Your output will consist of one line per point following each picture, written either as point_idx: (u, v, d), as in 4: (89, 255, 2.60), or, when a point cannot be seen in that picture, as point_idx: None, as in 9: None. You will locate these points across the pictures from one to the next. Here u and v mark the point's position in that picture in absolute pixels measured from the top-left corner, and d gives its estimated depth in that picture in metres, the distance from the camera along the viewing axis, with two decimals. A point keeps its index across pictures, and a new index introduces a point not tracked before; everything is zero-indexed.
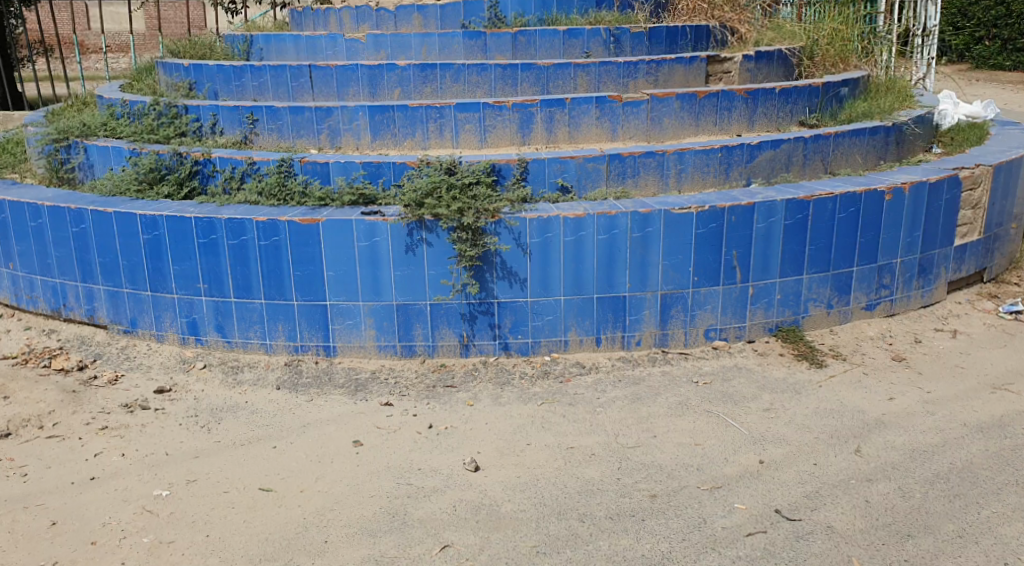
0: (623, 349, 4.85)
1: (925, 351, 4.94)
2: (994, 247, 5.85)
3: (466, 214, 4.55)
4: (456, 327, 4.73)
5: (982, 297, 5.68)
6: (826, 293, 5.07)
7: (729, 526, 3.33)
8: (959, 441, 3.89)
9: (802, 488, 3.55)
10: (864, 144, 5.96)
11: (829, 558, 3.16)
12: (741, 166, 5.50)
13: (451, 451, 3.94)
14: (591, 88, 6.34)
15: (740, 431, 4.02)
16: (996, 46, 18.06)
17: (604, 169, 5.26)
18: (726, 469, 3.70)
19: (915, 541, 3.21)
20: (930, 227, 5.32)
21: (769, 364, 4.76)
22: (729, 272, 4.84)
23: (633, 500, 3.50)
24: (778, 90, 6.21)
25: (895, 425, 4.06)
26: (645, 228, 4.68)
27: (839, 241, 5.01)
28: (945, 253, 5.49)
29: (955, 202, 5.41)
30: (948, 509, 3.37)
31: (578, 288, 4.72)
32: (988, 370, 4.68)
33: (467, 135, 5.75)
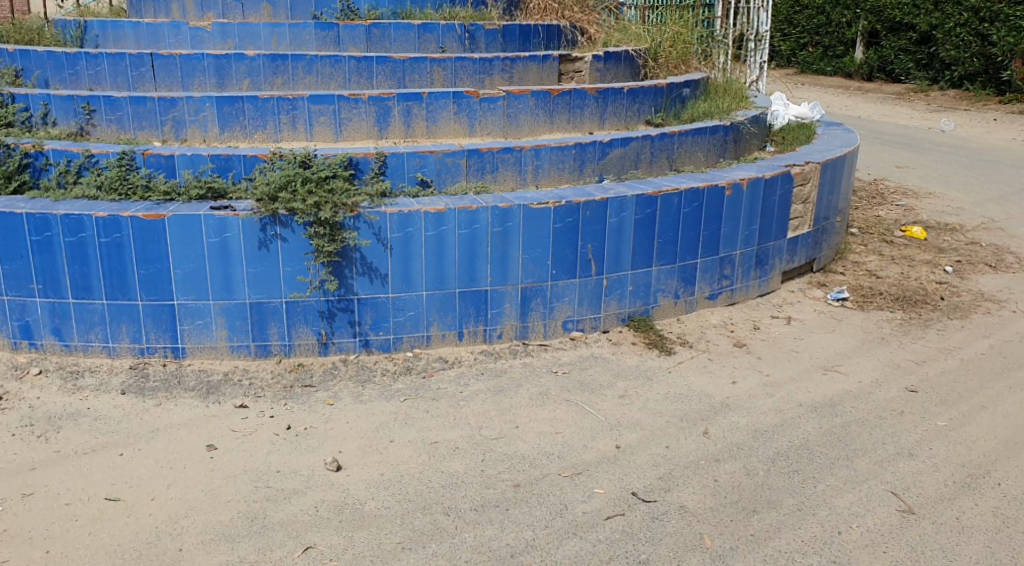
0: (485, 342, 4.91)
1: (763, 337, 5.25)
2: (822, 239, 6.29)
3: (322, 208, 4.46)
4: (314, 325, 4.65)
5: (813, 285, 6.09)
6: (674, 284, 5.31)
7: (589, 511, 3.42)
8: (796, 421, 4.15)
9: (656, 470, 3.70)
10: (706, 142, 6.26)
11: (682, 536, 3.29)
12: (594, 163, 5.67)
13: (311, 451, 3.87)
14: (447, 84, 6.43)
15: (598, 418, 4.15)
16: (819, 52, 19.52)
17: (463, 164, 5.30)
18: (585, 455, 3.82)
19: (759, 516, 3.38)
20: (766, 221, 5.66)
21: (622, 353, 4.93)
22: (585, 264, 4.97)
23: (497, 491, 3.55)
24: (627, 90, 6.42)
25: (739, 407, 4.29)
26: (505, 223, 4.75)
27: (684, 234, 5.24)
28: (780, 245, 5.85)
29: (788, 197, 5.77)
30: (788, 485, 3.58)
31: (440, 283, 4.73)
32: (819, 353, 5.02)
33: (322, 128, 5.66)
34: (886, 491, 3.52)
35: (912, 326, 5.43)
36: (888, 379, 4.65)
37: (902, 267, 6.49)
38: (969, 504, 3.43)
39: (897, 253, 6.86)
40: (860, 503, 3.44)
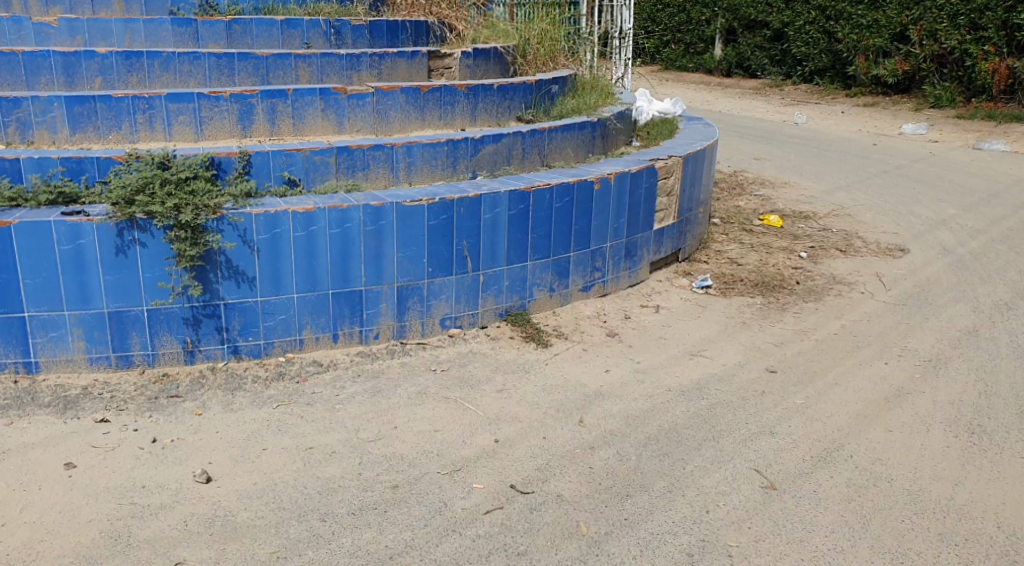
0: (361, 343, 4.86)
1: (634, 326, 5.39)
2: (687, 230, 6.51)
3: (184, 210, 4.30)
4: (179, 332, 4.48)
5: (679, 274, 6.30)
6: (548, 278, 5.39)
7: (468, 507, 3.42)
8: (666, 406, 4.28)
9: (534, 462, 3.74)
10: (575, 138, 6.37)
11: (560, 525, 3.31)
12: (467, 159, 5.69)
13: (179, 464, 3.73)
14: (313, 80, 6.32)
15: (476, 414, 4.17)
16: (681, 49, 20.22)
17: (333, 162, 5.21)
18: (463, 451, 3.82)
19: (633, 500, 3.45)
20: (633, 214, 5.81)
21: (500, 348, 4.97)
22: (461, 261, 4.98)
23: (375, 493, 3.50)
24: (497, 87, 6.46)
25: (612, 395, 4.40)
26: (378, 221, 4.70)
27: (556, 229, 5.33)
28: (647, 237, 6.02)
29: (653, 190, 5.94)
30: (660, 468, 3.69)
31: (312, 285, 4.65)
32: (687, 339, 5.19)
33: (183, 128, 5.46)
34: (750, 469, 3.67)
35: (771, 310, 5.68)
36: (749, 361, 4.86)
37: (761, 254, 6.80)
38: (825, 476, 3.60)
39: (756, 241, 7.18)
40: (726, 483, 3.56)
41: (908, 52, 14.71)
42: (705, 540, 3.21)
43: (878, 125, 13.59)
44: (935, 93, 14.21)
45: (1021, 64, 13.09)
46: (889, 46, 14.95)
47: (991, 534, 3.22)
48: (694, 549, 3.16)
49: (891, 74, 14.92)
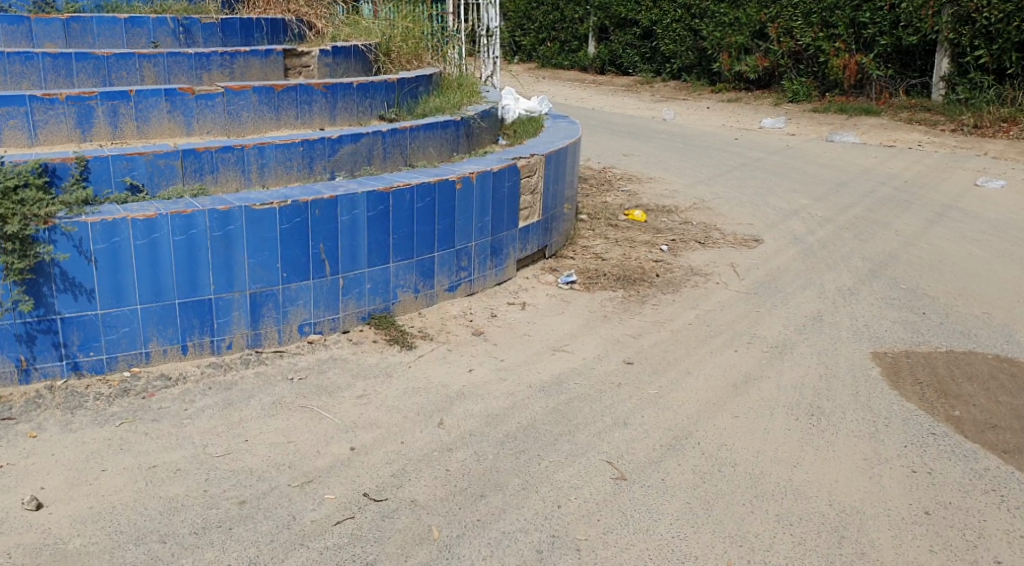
0: (213, 354, 4.68)
1: (500, 324, 5.39)
2: (552, 226, 6.56)
3: (10, 220, 4.04)
4: (11, 350, 4.22)
5: (545, 271, 6.35)
6: (412, 279, 5.33)
7: (318, 519, 3.33)
8: (526, 402, 4.30)
9: (389, 467, 3.67)
10: (438, 137, 6.32)
11: (412, 531, 3.27)
12: (324, 160, 5.57)
13: (7, 491, 3.51)
14: (160, 81, 6.05)
15: (333, 421, 4.07)
16: (556, 46, 20.58)
17: (179, 165, 5.01)
18: (317, 461, 3.72)
19: (487, 500, 3.44)
20: (497, 213, 5.82)
21: (362, 352, 4.88)
22: (317, 265, 4.86)
23: (220, 510, 3.37)
24: (356, 86, 6.34)
25: (473, 395, 4.38)
26: (226, 227, 4.53)
27: (417, 229, 5.27)
28: (512, 234, 6.04)
29: (516, 188, 5.95)
30: (516, 466, 3.69)
31: (158, 295, 4.44)
32: (550, 335, 5.23)
33: (14, 133, 5.14)
34: (603, 461, 3.72)
35: (632, 302, 5.79)
36: (608, 354, 4.93)
37: (625, 248, 6.93)
38: (674, 465, 3.69)
39: (621, 236, 7.31)
40: (578, 476, 3.60)
41: (767, 48, 15.28)
42: (555, 536, 3.22)
43: (740, 119, 14.09)
44: (793, 87, 14.79)
45: (867, 60, 13.67)
46: (750, 43, 15.52)
47: (824, 512, 3.35)
48: (543, 545, 3.17)
49: (753, 70, 15.50)
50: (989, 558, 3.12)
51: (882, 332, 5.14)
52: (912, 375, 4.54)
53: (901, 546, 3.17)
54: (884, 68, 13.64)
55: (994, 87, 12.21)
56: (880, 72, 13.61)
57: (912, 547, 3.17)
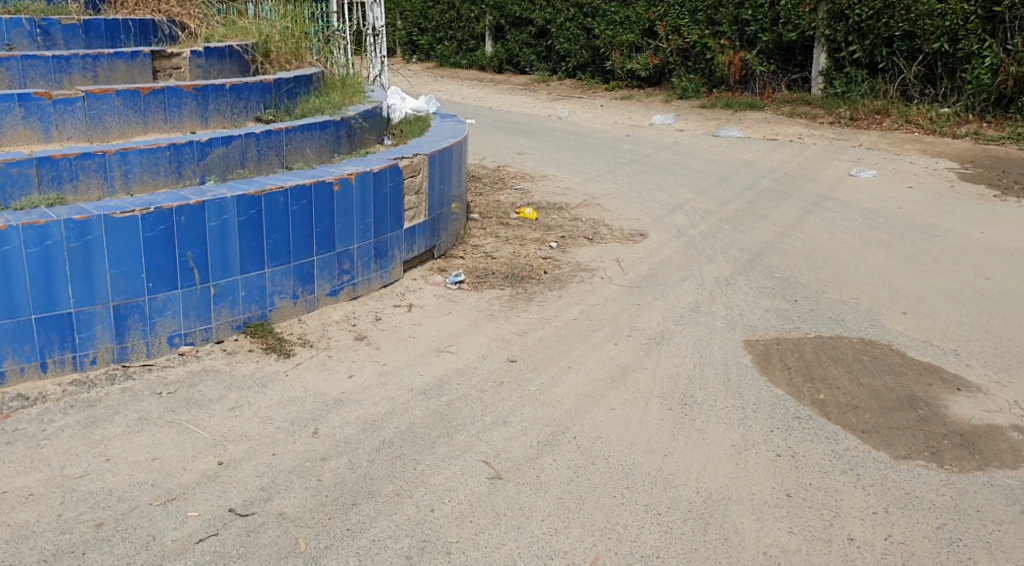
0: (75, 371, 4.46)
1: (383, 328, 5.30)
2: (439, 226, 6.49)
3: None
4: None
5: (433, 271, 6.28)
6: (290, 285, 5.19)
7: (179, 538, 3.20)
8: (405, 406, 4.23)
9: (258, 480, 3.56)
10: (317, 138, 6.18)
11: (278, 545, 3.17)
12: (194, 164, 5.38)
13: None
14: (15, 85, 5.77)
15: (203, 436, 3.92)
16: (454, 46, 20.57)
17: (34, 174, 4.77)
18: (182, 478, 3.58)
19: (358, 509, 3.37)
20: (379, 215, 5.71)
21: (237, 363, 4.72)
22: (186, 273, 4.68)
23: (74, 535, 3.21)
24: (229, 87, 6.16)
25: (351, 401, 4.29)
26: (84, 236, 4.32)
27: (294, 233, 5.13)
28: (397, 235, 5.94)
29: (399, 189, 5.86)
30: (390, 471, 3.62)
31: (12, 311, 4.20)
32: (435, 337, 5.17)
33: None
34: (478, 462, 3.70)
35: (518, 300, 5.78)
36: (492, 353, 4.91)
37: (514, 247, 6.92)
38: (549, 461, 3.73)
39: (511, 234, 7.30)
40: (454, 479, 3.56)
41: (656, 46, 15.58)
42: (425, 541, 3.18)
43: (632, 116, 14.31)
44: (682, 85, 15.02)
45: (751, 56, 14.02)
46: (641, 41, 15.76)
47: (690, 500, 3.44)
48: (413, 551, 3.12)
49: (644, 68, 15.75)
50: (843, 536, 3.25)
51: (755, 320, 5.29)
52: (781, 361, 4.69)
53: (762, 528, 3.27)
54: (767, 64, 14.00)
55: (867, 81, 12.62)
56: (763, 67, 13.97)
57: (772, 529, 3.27)
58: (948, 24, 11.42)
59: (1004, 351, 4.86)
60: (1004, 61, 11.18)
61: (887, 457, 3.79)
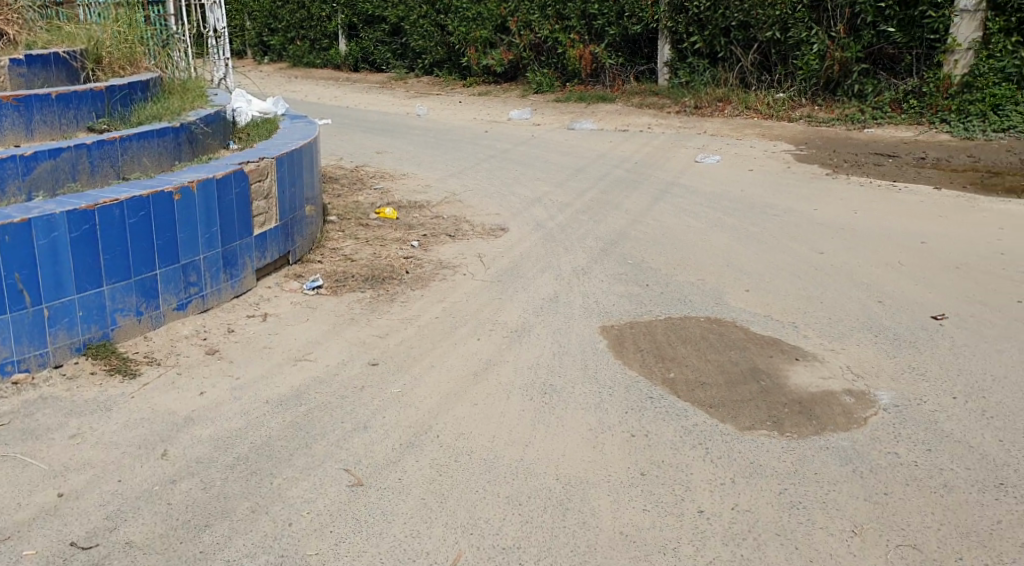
0: None
1: (236, 340, 5.14)
2: (293, 231, 6.32)
3: None
4: None
5: (289, 278, 6.12)
6: (133, 302, 4.95)
7: None
8: (261, 419, 4.11)
9: (102, 510, 3.38)
10: (155, 147, 5.91)
11: None
12: (18, 180, 5.07)
13: None
14: None
15: (41, 467, 3.69)
16: (307, 45, 20.16)
17: None
18: (17, 515, 3.36)
19: (211, 530, 3.26)
20: (226, 222, 5.50)
21: (78, 388, 4.47)
22: (15, 296, 4.39)
23: None
24: (54, 97, 5.84)
25: (204, 418, 4.13)
26: None
27: (133, 246, 4.89)
28: (247, 243, 5.74)
29: (246, 195, 5.66)
30: (246, 488, 3.52)
31: None
32: (291, 345, 5.05)
33: None
34: (338, 469, 3.65)
35: (378, 302, 5.71)
36: (352, 358, 4.83)
37: (373, 248, 6.83)
38: (411, 462, 3.72)
39: (370, 235, 7.20)
40: (312, 489, 3.51)
41: (509, 42, 15.72)
42: (283, 556, 3.12)
43: (490, 111, 14.38)
44: (537, 79, 15.14)
45: (600, 50, 14.32)
46: (494, 37, 15.88)
47: (550, 487, 3.55)
48: None
49: (499, 64, 15.82)
50: (693, 510, 3.43)
51: (611, 306, 5.41)
52: (635, 344, 4.82)
53: (618, 510, 3.41)
54: (616, 57, 14.33)
55: (708, 70, 13.14)
56: (612, 60, 14.29)
57: (628, 509, 3.42)
58: (778, 13, 12.03)
59: (837, 321, 5.16)
60: (829, 48, 11.79)
61: (734, 428, 3.98)
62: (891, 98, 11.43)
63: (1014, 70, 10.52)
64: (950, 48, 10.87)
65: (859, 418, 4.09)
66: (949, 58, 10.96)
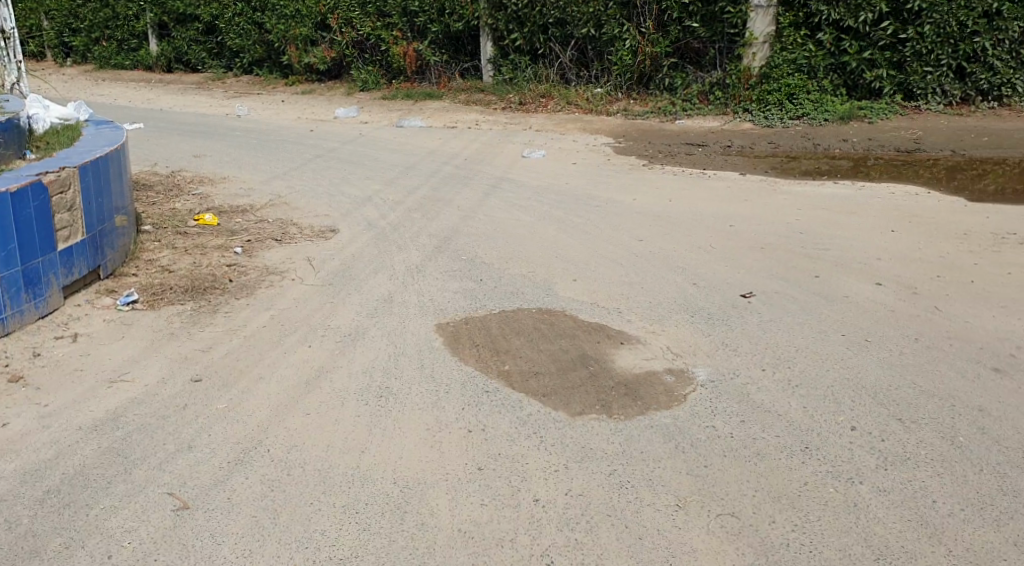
0: None
1: (44, 364, 4.80)
2: (103, 243, 5.95)
3: None
4: None
5: (100, 294, 5.77)
6: None
7: None
8: (74, 447, 3.86)
9: None
10: None
11: None
12: None
13: None
14: None
15: None
16: (113, 46, 19.11)
17: None
18: None
19: None
20: (26, 239, 5.10)
21: None
22: None
23: None
24: None
25: (9, 451, 3.84)
26: None
27: None
28: (50, 260, 5.35)
29: (46, 208, 5.26)
30: (58, 524, 3.32)
31: None
32: (106, 366, 4.76)
33: None
34: (162, 494, 3.50)
35: (201, 314, 5.47)
36: (174, 374, 4.61)
37: (193, 257, 6.54)
38: (240, 480, 3.60)
39: (190, 244, 6.89)
40: (133, 518, 3.35)
41: (331, 39, 15.42)
42: None
43: (314, 110, 14.06)
44: (362, 77, 14.94)
45: (423, 47, 14.27)
46: (315, 34, 15.57)
47: (388, 492, 3.53)
48: None
49: (321, 61, 15.47)
50: (530, 499, 3.49)
51: (445, 303, 5.42)
52: (470, 340, 4.85)
53: (455, 507, 3.43)
54: (439, 54, 14.34)
55: (530, 67, 13.38)
56: (436, 57, 14.29)
57: (465, 506, 3.45)
58: (591, 11, 12.45)
59: (657, 304, 5.38)
60: (640, 43, 12.29)
61: (566, 415, 4.08)
62: (698, 91, 12.01)
63: (804, 62, 11.37)
64: (748, 41, 11.48)
65: (679, 396, 4.29)
66: (747, 51, 11.57)
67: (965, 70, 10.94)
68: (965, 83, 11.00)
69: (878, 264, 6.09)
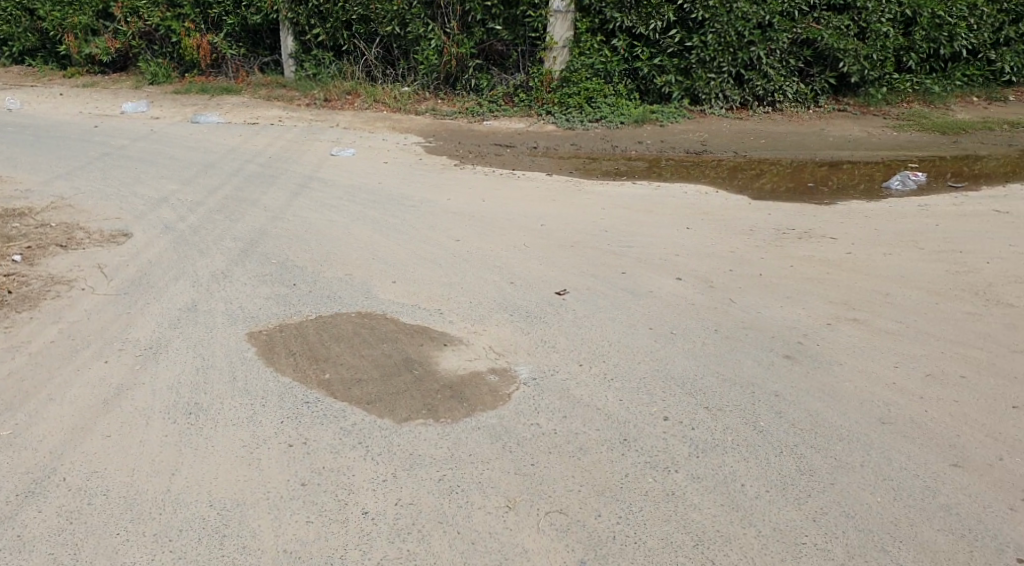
0: None
1: None
2: None
3: None
4: None
5: None
6: None
7: None
8: None
9: None
10: None
11: None
12: None
13: None
14: None
15: None
16: None
17: None
18: None
19: None
20: None
21: None
22: None
23: None
24: None
25: None
26: None
27: None
28: None
29: None
30: None
31: None
32: None
33: None
34: None
35: None
36: None
37: None
38: (32, 514, 3.28)
39: None
40: None
41: (115, 29, 14.38)
42: None
43: (98, 104, 13.07)
44: (151, 70, 13.95)
45: (218, 40, 13.64)
46: (96, 23, 14.46)
47: (204, 515, 3.31)
48: None
49: (104, 53, 14.36)
50: (357, 512, 3.38)
51: (256, 310, 5.17)
52: (285, 348, 4.64)
53: (278, 527, 3.27)
54: (236, 47, 13.76)
55: (334, 63, 13.11)
56: (233, 50, 13.70)
57: (288, 524, 3.29)
58: (396, 8, 12.34)
59: (475, 304, 5.38)
60: (445, 43, 12.32)
61: (391, 423, 3.98)
62: (504, 92, 12.19)
63: (601, 67, 11.76)
64: (549, 45, 11.75)
65: (503, 395, 4.31)
66: (549, 55, 11.85)
67: (744, 77, 11.74)
68: (743, 89, 11.79)
69: (678, 260, 6.38)
